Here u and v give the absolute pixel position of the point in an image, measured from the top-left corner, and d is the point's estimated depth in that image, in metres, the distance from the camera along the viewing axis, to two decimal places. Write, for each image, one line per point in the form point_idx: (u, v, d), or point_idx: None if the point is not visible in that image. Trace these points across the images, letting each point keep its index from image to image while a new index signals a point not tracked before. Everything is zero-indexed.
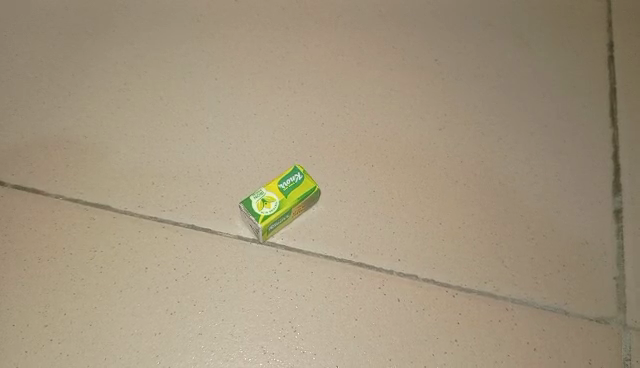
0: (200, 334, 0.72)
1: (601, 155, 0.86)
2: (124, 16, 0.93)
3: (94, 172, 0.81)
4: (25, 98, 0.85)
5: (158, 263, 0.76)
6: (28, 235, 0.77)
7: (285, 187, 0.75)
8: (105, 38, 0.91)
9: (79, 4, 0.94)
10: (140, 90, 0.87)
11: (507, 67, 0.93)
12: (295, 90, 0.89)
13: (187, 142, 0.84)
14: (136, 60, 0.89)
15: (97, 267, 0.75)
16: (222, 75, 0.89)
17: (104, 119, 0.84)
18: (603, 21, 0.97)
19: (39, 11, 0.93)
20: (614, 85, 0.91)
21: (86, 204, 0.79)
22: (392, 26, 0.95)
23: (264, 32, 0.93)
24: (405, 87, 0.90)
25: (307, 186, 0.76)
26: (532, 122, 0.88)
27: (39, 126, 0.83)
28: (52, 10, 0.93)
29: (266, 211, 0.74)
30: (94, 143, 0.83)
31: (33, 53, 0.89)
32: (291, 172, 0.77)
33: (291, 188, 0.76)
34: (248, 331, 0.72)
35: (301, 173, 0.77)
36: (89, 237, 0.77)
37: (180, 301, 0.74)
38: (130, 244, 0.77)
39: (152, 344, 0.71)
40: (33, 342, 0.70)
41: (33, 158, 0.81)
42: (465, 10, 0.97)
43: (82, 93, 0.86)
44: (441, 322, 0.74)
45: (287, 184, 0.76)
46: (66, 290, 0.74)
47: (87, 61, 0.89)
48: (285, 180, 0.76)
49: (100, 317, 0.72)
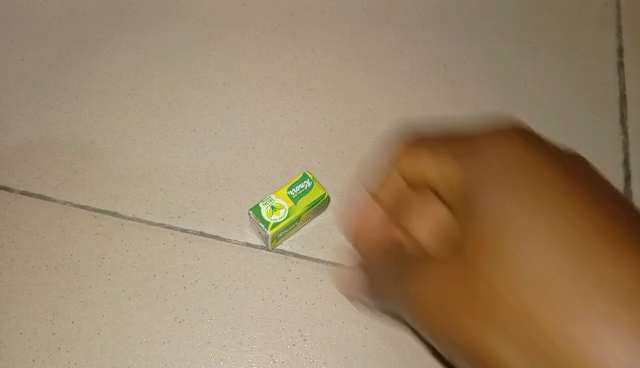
0: (209, 342, 0.72)
1: (612, 161, 0.85)
2: (129, 19, 0.90)
3: (101, 178, 0.80)
4: (31, 102, 0.84)
5: (166, 270, 0.75)
6: (35, 242, 0.76)
7: (294, 195, 0.74)
8: (112, 41, 0.89)
9: (83, 3, 0.91)
10: (148, 95, 0.86)
11: (518, 71, 0.91)
12: (303, 97, 0.88)
13: (195, 148, 0.83)
14: (144, 63, 0.88)
15: (105, 274, 0.75)
16: (230, 81, 0.88)
17: (111, 124, 0.83)
18: (616, 25, 0.95)
19: (43, 11, 0.90)
20: (624, 92, 0.90)
21: (94, 211, 0.78)
22: (401, 32, 0.92)
23: (272, 37, 0.91)
24: (414, 94, 0.89)
25: (317, 192, 0.75)
26: (542, 128, 0.87)
27: (47, 132, 0.82)
28: (56, 10, 0.91)
29: (275, 219, 0.73)
30: (102, 149, 0.82)
31: (39, 56, 0.87)
32: (305, 176, 0.75)
33: (300, 195, 0.74)
34: (257, 339, 0.72)
35: (315, 176, 0.76)
36: (97, 243, 0.76)
37: (188, 309, 0.73)
38: (139, 251, 0.76)
39: (160, 353, 0.71)
40: (40, 351, 0.71)
41: (40, 164, 0.80)
42: (475, 13, 0.95)
43: (87, 98, 0.85)
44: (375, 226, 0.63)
45: (296, 191, 0.74)
46: (74, 298, 0.73)
47: (94, 66, 0.87)
48: (299, 186, 0.75)
49: (108, 326, 0.72)
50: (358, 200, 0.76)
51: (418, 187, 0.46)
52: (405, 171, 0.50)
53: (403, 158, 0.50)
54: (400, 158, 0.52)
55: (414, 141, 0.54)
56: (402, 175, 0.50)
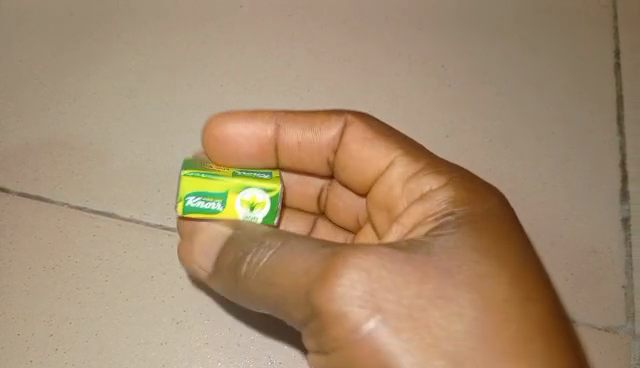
0: (207, 343, 0.73)
1: (610, 161, 0.85)
2: (121, 15, 0.88)
3: (98, 179, 0.79)
4: (29, 102, 0.83)
5: (164, 271, 0.76)
6: (33, 243, 0.76)
7: (225, 208, 0.63)
8: (107, 40, 0.87)
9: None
10: (145, 96, 0.84)
11: (519, 69, 0.90)
12: (301, 98, 0.86)
13: (192, 150, 0.82)
14: (139, 63, 0.86)
15: (103, 275, 0.75)
16: (228, 83, 0.86)
17: (107, 126, 0.82)
18: (618, 21, 0.93)
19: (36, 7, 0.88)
20: (620, 93, 0.89)
21: (91, 212, 0.78)
22: (401, 30, 0.90)
23: (269, 37, 0.89)
24: (411, 94, 0.88)
25: (208, 184, 0.63)
26: (540, 129, 0.87)
27: (45, 132, 0.82)
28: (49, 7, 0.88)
29: (261, 213, 0.64)
30: (98, 149, 0.81)
31: (34, 55, 0.85)
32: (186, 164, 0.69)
33: (225, 201, 0.63)
34: (254, 340, 0.74)
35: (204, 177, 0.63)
36: (95, 243, 0.76)
37: (186, 310, 0.74)
38: (136, 252, 0.76)
39: (158, 354, 0.72)
40: (37, 352, 0.71)
41: (37, 166, 0.80)
42: (475, 8, 0.92)
43: (84, 98, 0.83)
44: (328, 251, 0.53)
45: (220, 205, 0.63)
46: (72, 299, 0.74)
47: (90, 65, 0.85)
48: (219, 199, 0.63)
49: (106, 326, 0.73)
50: (267, 160, 0.73)
51: (545, 319, 0.52)
52: (486, 271, 0.53)
53: (469, 248, 0.54)
54: (456, 246, 0.54)
55: (461, 221, 0.56)
56: (476, 272, 0.52)
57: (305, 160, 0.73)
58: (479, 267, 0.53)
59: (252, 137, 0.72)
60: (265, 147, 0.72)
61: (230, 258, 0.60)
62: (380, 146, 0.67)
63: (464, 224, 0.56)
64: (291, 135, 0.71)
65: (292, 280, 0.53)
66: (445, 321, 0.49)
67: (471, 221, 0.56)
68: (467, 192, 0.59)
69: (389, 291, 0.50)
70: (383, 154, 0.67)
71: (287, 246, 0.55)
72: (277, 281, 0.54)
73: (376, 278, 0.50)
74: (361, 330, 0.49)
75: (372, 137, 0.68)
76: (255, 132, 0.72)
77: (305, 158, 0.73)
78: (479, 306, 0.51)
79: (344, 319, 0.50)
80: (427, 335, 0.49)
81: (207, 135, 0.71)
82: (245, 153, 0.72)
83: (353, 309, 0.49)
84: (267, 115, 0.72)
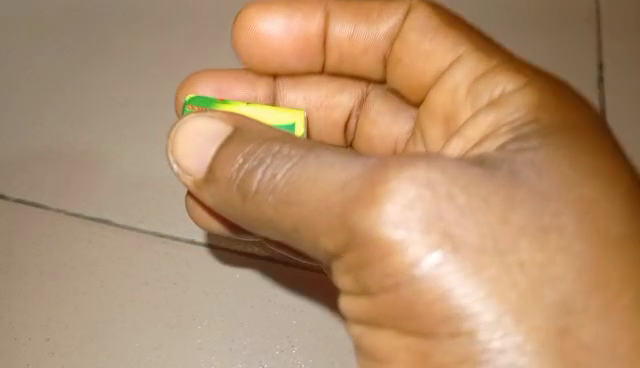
0: (200, 348, 0.74)
1: None
2: (115, 20, 0.89)
3: (94, 186, 0.81)
4: (26, 109, 0.85)
5: (158, 277, 0.77)
6: (30, 248, 0.78)
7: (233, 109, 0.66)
8: (103, 46, 0.88)
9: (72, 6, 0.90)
10: (141, 103, 0.85)
11: None
12: None
13: None
14: (134, 68, 0.87)
15: (98, 280, 0.76)
16: None
17: (102, 132, 0.84)
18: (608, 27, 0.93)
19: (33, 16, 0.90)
20: None
21: (87, 219, 0.79)
22: None
23: None
24: None
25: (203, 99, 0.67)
26: None
27: (42, 138, 0.83)
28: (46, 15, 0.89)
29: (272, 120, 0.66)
30: (94, 155, 0.82)
31: (31, 63, 0.87)
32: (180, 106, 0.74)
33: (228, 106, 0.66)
34: (247, 346, 0.74)
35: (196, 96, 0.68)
36: (91, 249, 0.78)
37: (180, 316, 0.75)
38: (131, 258, 0.77)
39: (152, 358, 0.73)
40: (33, 356, 0.73)
41: (35, 173, 0.81)
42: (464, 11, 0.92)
43: (80, 104, 0.85)
44: (368, 164, 0.49)
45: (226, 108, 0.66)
46: (68, 304, 0.75)
47: (85, 71, 0.86)
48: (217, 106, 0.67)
49: (101, 331, 0.74)
50: (314, 58, 0.80)
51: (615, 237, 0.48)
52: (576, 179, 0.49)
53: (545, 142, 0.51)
54: (546, 163, 0.49)
55: (551, 131, 0.53)
56: (572, 183, 0.48)
57: (359, 54, 0.78)
58: (585, 192, 0.48)
59: (298, 33, 0.77)
60: (314, 41, 0.78)
61: (236, 192, 0.55)
62: (449, 42, 0.70)
63: (555, 136, 0.52)
64: (341, 30, 0.76)
65: (323, 199, 0.49)
66: (531, 250, 0.45)
67: (561, 134, 0.52)
68: (546, 88, 0.58)
69: (461, 214, 0.45)
70: (448, 55, 0.69)
71: (298, 167, 0.52)
72: (299, 203, 0.50)
73: (444, 197, 0.46)
74: (419, 268, 0.45)
75: (443, 31, 0.71)
76: (304, 25, 0.77)
77: (362, 50, 0.78)
78: (584, 227, 0.46)
79: (400, 253, 0.45)
80: (519, 277, 0.44)
81: (245, 34, 0.77)
82: (291, 54, 0.79)
83: (413, 241, 0.45)
84: (314, 6, 0.77)
